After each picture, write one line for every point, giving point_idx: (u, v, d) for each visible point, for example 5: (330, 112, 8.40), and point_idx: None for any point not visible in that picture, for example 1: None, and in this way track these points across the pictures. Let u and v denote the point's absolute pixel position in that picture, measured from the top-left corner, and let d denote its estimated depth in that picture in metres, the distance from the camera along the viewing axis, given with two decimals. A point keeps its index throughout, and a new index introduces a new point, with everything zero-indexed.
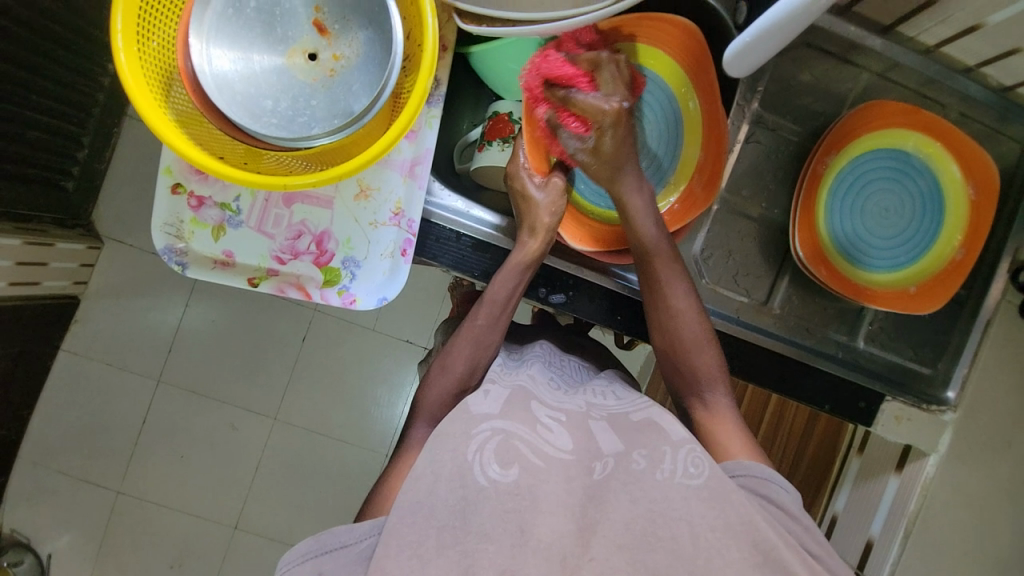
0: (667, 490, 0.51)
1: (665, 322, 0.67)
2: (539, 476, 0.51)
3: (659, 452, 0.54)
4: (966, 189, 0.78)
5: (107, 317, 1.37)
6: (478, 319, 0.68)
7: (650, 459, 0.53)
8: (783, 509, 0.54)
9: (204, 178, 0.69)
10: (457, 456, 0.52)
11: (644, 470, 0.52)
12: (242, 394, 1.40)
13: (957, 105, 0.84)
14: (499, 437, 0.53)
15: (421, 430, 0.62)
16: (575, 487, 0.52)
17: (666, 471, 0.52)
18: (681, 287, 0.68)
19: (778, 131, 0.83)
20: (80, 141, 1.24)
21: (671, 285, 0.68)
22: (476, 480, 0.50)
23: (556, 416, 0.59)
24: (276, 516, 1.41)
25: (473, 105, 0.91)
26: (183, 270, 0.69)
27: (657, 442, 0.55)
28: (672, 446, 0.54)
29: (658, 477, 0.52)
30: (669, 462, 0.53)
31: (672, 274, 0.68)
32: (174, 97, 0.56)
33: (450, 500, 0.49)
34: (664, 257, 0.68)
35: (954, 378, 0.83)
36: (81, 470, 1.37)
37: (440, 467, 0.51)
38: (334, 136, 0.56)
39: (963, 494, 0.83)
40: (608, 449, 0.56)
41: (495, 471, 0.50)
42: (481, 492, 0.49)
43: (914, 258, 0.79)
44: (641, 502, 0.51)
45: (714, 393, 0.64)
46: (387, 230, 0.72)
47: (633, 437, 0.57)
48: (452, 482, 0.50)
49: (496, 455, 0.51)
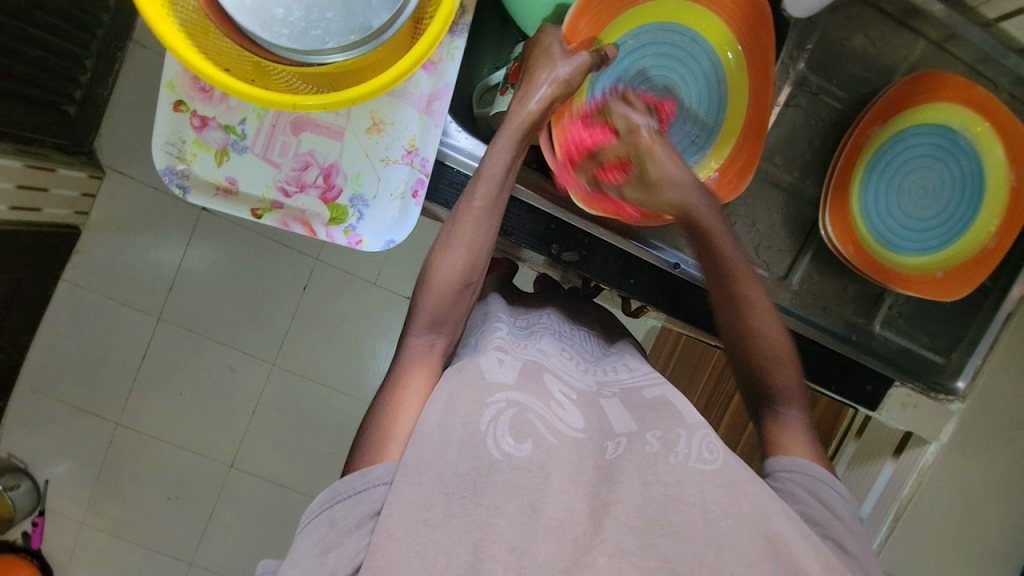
0: (680, 474, 0.50)
1: (742, 332, 0.62)
2: (551, 453, 0.49)
3: (674, 435, 0.53)
4: (1011, 176, 0.74)
5: (108, 250, 1.35)
6: (476, 201, 0.61)
7: (664, 442, 0.53)
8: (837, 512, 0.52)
9: (209, 97, 0.65)
10: (468, 424, 0.50)
11: (658, 453, 0.51)
12: (240, 339, 1.40)
13: (1010, 85, 0.79)
14: (515, 409, 0.51)
15: (418, 340, 0.58)
16: (586, 467, 0.51)
17: (681, 454, 0.51)
18: (763, 300, 0.62)
19: (820, 96, 0.78)
20: (82, 64, 1.18)
21: (748, 296, 0.62)
22: (488, 452, 0.48)
23: (568, 392, 0.58)
24: (270, 458, 1.43)
25: (495, 46, 0.85)
26: (184, 194, 0.66)
27: (671, 425, 0.54)
28: (687, 429, 0.53)
29: (672, 461, 0.51)
30: (684, 446, 0.52)
31: (748, 284, 0.62)
32: (179, 2, 0.51)
33: (462, 469, 0.47)
34: (742, 264, 0.63)
35: (965, 369, 0.82)
36: (80, 399, 1.38)
37: (449, 433, 0.49)
38: (348, 54, 0.52)
39: (957, 484, 0.84)
40: (620, 428, 0.55)
41: (509, 444, 0.49)
42: (494, 464, 0.47)
43: (944, 243, 0.76)
44: (654, 486, 0.49)
45: (789, 408, 0.60)
46: (399, 168, 0.68)
47: (647, 418, 0.56)
48: (465, 450, 0.48)
49: (510, 428, 0.50)
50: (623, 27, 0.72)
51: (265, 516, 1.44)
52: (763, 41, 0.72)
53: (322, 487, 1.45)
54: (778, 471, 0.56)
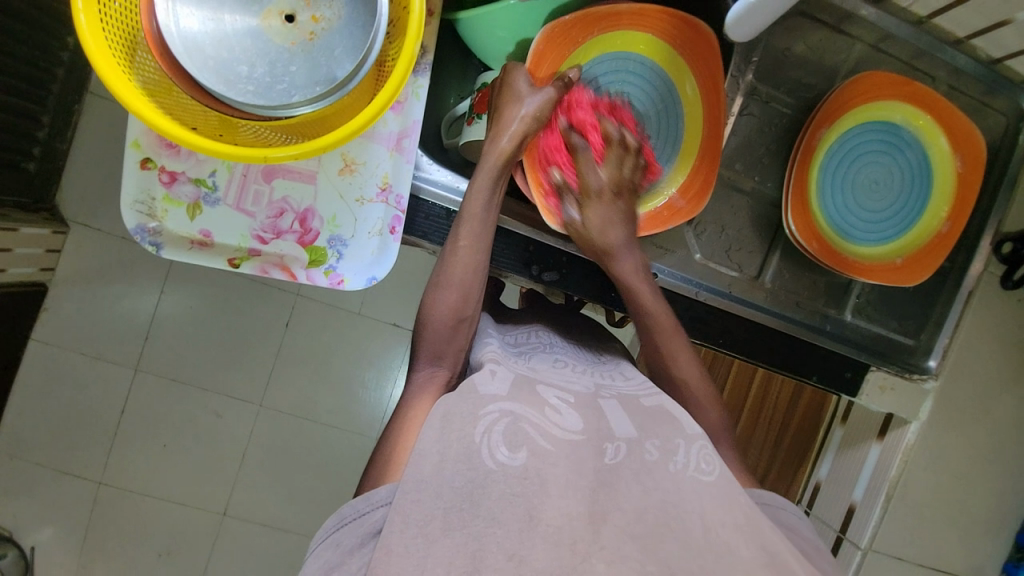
0: (678, 482, 0.51)
1: (673, 387, 0.66)
2: (547, 459, 0.49)
3: (672, 444, 0.55)
4: (954, 162, 0.79)
5: (79, 305, 1.31)
6: (462, 241, 0.63)
7: (662, 451, 0.54)
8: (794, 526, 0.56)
9: (177, 152, 0.65)
10: (464, 437, 0.50)
11: (657, 461, 0.53)
12: (225, 383, 1.37)
13: (947, 77, 0.84)
14: (508, 419, 0.51)
15: (424, 372, 0.60)
16: (585, 470, 0.50)
17: (679, 462, 0.53)
18: (685, 353, 0.66)
19: (771, 103, 0.82)
20: (39, 119, 1.16)
21: (675, 350, 0.66)
22: (483, 463, 0.48)
23: (563, 397, 0.59)
24: (264, 502, 1.39)
25: (459, 77, 0.88)
26: (158, 251, 0.65)
27: (670, 434, 0.55)
28: (686, 440, 0.55)
29: (670, 469, 0.52)
30: (683, 455, 0.54)
31: (676, 341, 0.66)
32: (139, 64, 0.52)
33: (458, 482, 0.47)
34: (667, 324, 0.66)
35: (935, 349, 0.85)
36: (59, 462, 1.33)
37: (446, 447, 0.49)
38: (315, 105, 0.53)
39: (939, 459, 0.87)
40: (621, 430, 0.55)
41: (504, 454, 0.49)
42: (490, 475, 0.48)
43: (901, 231, 0.80)
44: (654, 492, 0.50)
45: (721, 447, 0.64)
46: (374, 207, 0.69)
47: (647, 425, 0.57)
48: (459, 464, 0.48)
49: (505, 438, 0.50)
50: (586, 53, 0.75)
51: (264, 563, 1.40)
52: (714, 62, 0.75)
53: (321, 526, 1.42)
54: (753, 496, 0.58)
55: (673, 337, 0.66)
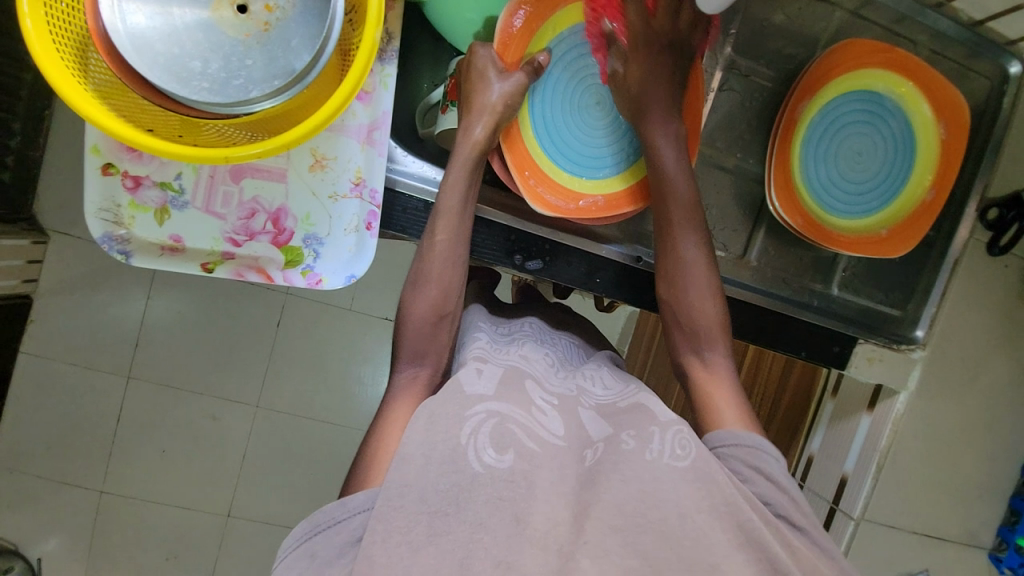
0: (655, 471, 0.50)
1: (675, 272, 0.66)
2: (533, 462, 0.50)
3: (647, 433, 0.53)
4: (937, 130, 0.78)
5: (64, 315, 1.29)
6: (438, 236, 0.62)
7: (638, 440, 0.53)
8: (772, 480, 0.53)
9: (139, 156, 0.62)
10: (450, 439, 0.49)
11: (633, 450, 0.52)
12: (219, 386, 1.36)
13: (929, 42, 0.82)
14: (495, 420, 0.51)
15: (405, 374, 0.59)
16: (567, 475, 0.51)
17: (655, 450, 0.52)
18: (693, 242, 0.67)
19: (751, 77, 0.80)
20: (9, 127, 1.12)
21: (683, 237, 0.67)
22: (470, 467, 0.48)
23: (550, 399, 0.58)
24: (267, 502, 1.40)
25: (432, 64, 0.85)
26: (128, 259, 0.64)
27: (645, 424, 0.54)
28: (660, 427, 0.54)
29: (647, 458, 0.51)
30: (657, 442, 0.52)
31: (685, 226, 0.67)
32: (91, 66, 0.49)
33: (442, 486, 0.47)
34: (681, 204, 0.67)
35: (922, 318, 0.86)
36: (58, 472, 1.32)
37: (432, 449, 0.49)
38: (275, 99, 0.51)
39: (929, 427, 0.88)
40: (597, 433, 0.56)
41: (490, 456, 0.48)
42: (477, 478, 0.47)
43: (886, 202, 0.79)
44: (633, 482, 0.49)
45: (713, 349, 0.64)
46: (348, 202, 0.67)
47: (621, 420, 0.57)
48: (444, 466, 0.48)
49: (490, 440, 0.49)
50: (555, 30, 0.73)
51: (271, 561, 1.41)
52: None
53: None
54: (718, 446, 0.56)
55: (684, 220, 0.67)
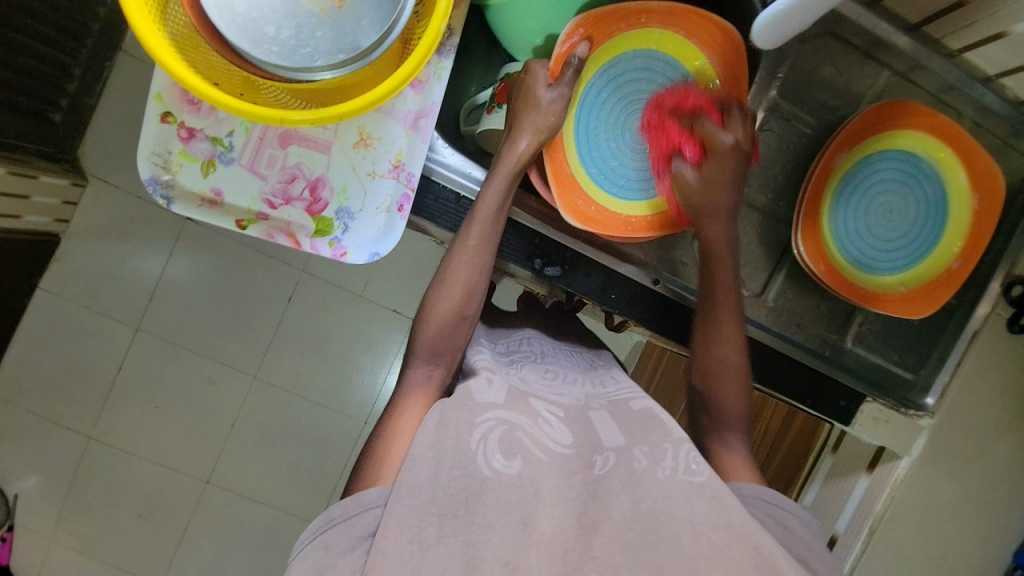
0: (668, 488, 0.51)
1: (706, 365, 0.65)
2: (540, 469, 0.51)
3: (660, 450, 0.54)
4: (972, 200, 0.78)
5: (87, 259, 1.33)
6: (470, 241, 0.63)
7: (651, 457, 0.53)
8: (782, 524, 0.53)
9: (196, 109, 0.65)
10: (460, 444, 0.50)
11: (646, 468, 0.52)
12: (222, 351, 1.38)
13: (973, 113, 0.83)
14: (503, 428, 0.52)
15: (420, 370, 0.59)
16: (575, 483, 0.52)
17: (668, 468, 0.52)
18: (734, 339, 0.65)
19: (792, 121, 0.82)
20: (70, 73, 1.18)
21: (726, 336, 0.66)
22: (478, 470, 0.48)
23: (555, 410, 0.59)
24: (248, 474, 1.40)
25: (483, 67, 0.88)
26: (168, 204, 0.66)
27: (658, 440, 0.55)
28: (674, 444, 0.54)
29: (659, 476, 0.52)
30: (671, 459, 0.53)
31: (729, 324, 0.66)
32: (169, 17, 0.52)
33: (453, 489, 0.47)
34: (729, 300, 0.67)
35: (934, 385, 0.84)
36: (52, 411, 1.34)
37: (441, 453, 0.49)
38: (336, 71, 0.53)
39: (929, 497, 0.86)
40: (609, 442, 0.55)
41: (499, 462, 0.49)
42: (485, 482, 0.48)
43: (911, 263, 0.79)
44: (643, 501, 0.50)
45: (731, 431, 0.62)
46: (385, 182, 0.69)
47: (635, 432, 0.57)
48: (455, 470, 0.48)
49: (501, 446, 0.50)
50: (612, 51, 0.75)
51: (239, 534, 1.40)
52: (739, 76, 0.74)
53: (299, 504, 1.42)
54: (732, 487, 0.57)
55: (729, 317, 0.66)
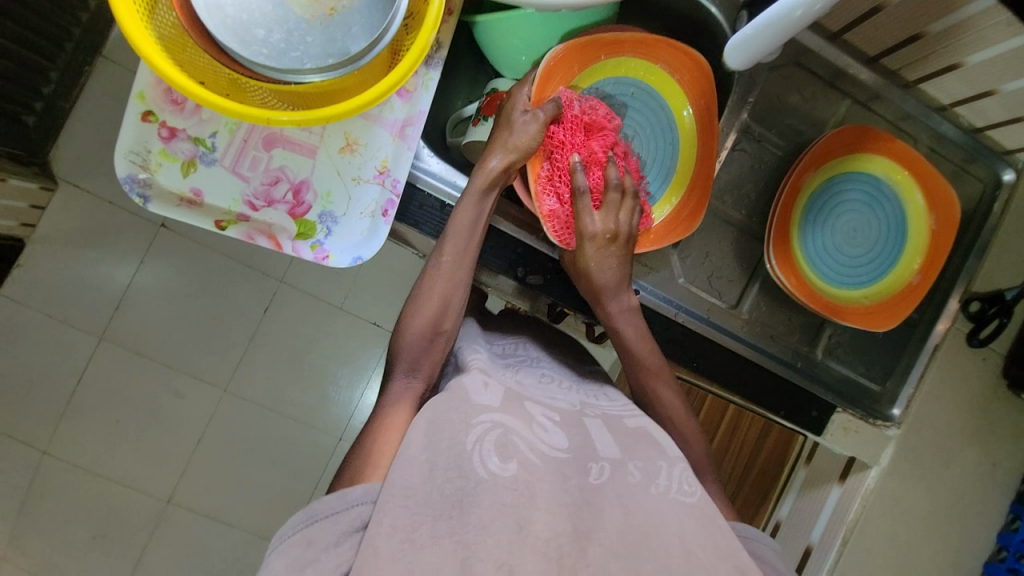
0: (659, 504, 0.52)
1: (657, 424, 0.70)
2: (535, 473, 0.50)
3: (655, 467, 0.56)
4: (929, 219, 0.83)
5: (53, 265, 1.28)
6: (444, 257, 0.64)
7: (645, 473, 0.55)
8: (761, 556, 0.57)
9: (179, 109, 0.65)
10: (455, 445, 0.49)
11: (639, 483, 0.53)
12: (192, 363, 1.33)
13: (929, 140, 0.89)
14: (500, 430, 0.51)
15: (399, 384, 0.60)
16: (571, 487, 0.51)
17: (662, 485, 0.54)
18: (669, 392, 0.70)
19: (762, 143, 0.86)
20: (46, 75, 1.15)
21: (660, 390, 0.70)
22: (475, 473, 0.47)
23: (550, 415, 0.58)
24: (214, 493, 1.34)
25: (470, 82, 0.90)
26: (145, 203, 0.65)
27: (653, 458, 0.57)
28: (668, 463, 0.57)
29: (653, 491, 0.53)
30: (664, 479, 0.55)
31: (660, 378, 0.70)
32: (157, 17, 0.53)
33: (448, 490, 0.47)
34: (654, 364, 0.70)
35: (899, 397, 0.87)
36: (3, 425, 1.26)
37: (437, 454, 0.49)
38: (325, 75, 0.54)
39: (900, 508, 0.88)
40: (604, 451, 0.55)
41: (494, 464, 0.49)
42: (480, 484, 0.47)
43: (875, 278, 0.83)
44: (637, 514, 0.50)
45: (700, 478, 0.67)
46: (370, 187, 0.70)
47: (630, 447, 0.57)
48: (450, 471, 0.48)
49: (496, 448, 0.50)
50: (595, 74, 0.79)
51: (202, 557, 1.33)
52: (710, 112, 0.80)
53: (268, 525, 1.36)
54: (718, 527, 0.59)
55: (660, 375, 0.70)
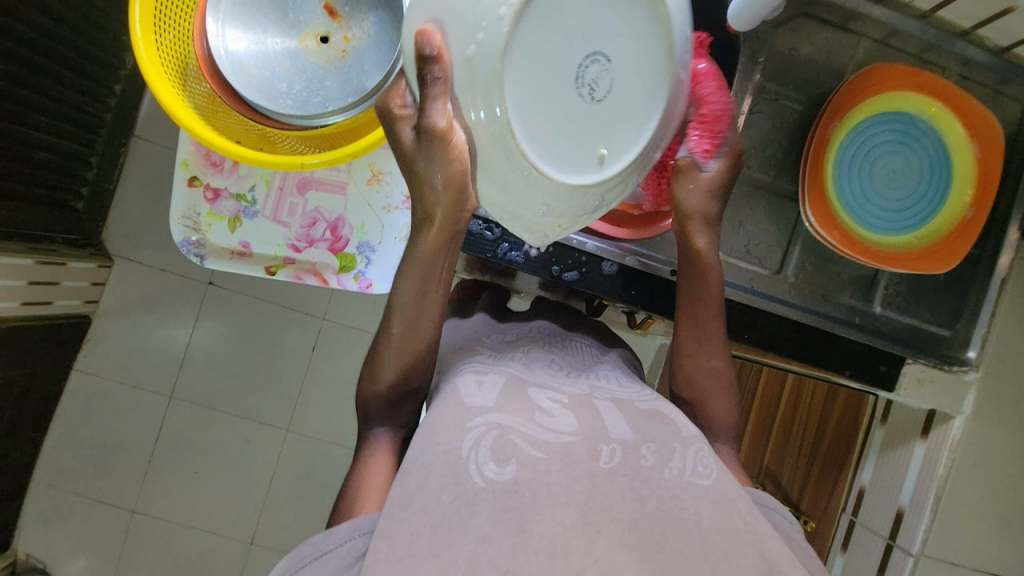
0: (675, 489, 0.51)
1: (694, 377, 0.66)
2: (539, 468, 0.49)
3: (668, 450, 0.54)
4: (972, 148, 0.79)
5: (117, 336, 1.38)
6: (394, 324, 0.59)
7: (658, 457, 0.53)
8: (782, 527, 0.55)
9: (219, 170, 0.70)
10: (450, 449, 0.49)
11: (652, 467, 0.52)
12: (252, 408, 1.40)
13: (958, 68, 0.85)
14: (496, 432, 0.51)
15: (382, 439, 0.60)
16: (580, 474, 0.50)
17: (675, 468, 0.52)
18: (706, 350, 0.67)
19: (781, 101, 0.84)
20: (87, 161, 1.26)
21: (694, 347, 0.67)
22: (471, 480, 0.48)
23: (557, 399, 0.58)
24: (291, 530, 1.40)
25: None
26: (202, 261, 0.71)
27: (667, 439, 0.55)
28: (682, 444, 0.55)
29: (665, 476, 0.52)
30: (678, 460, 0.53)
31: (696, 331, 0.67)
32: (189, 88, 0.58)
33: (446, 497, 0.47)
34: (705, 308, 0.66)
35: (973, 338, 0.82)
36: (95, 489, 1.37)
37: (434, 461, 0.49)
38: (346, 113, 0.58)
39: (987, 454, 0.84)
40: (615, 433, 0.54)
41: (492, 470, 0.48)
42: (479, 493, 0.47)
43: (921, 220, 0.79)
44: (650, 502, 0.49)
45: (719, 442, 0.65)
46: (399, 214, 0.72)
47: (643, 428, 0.55)
48: (446, 477, 0.48)
49: (492, 454, 0.49)
50: None
51: None
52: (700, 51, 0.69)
53: None
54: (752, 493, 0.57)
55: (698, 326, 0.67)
